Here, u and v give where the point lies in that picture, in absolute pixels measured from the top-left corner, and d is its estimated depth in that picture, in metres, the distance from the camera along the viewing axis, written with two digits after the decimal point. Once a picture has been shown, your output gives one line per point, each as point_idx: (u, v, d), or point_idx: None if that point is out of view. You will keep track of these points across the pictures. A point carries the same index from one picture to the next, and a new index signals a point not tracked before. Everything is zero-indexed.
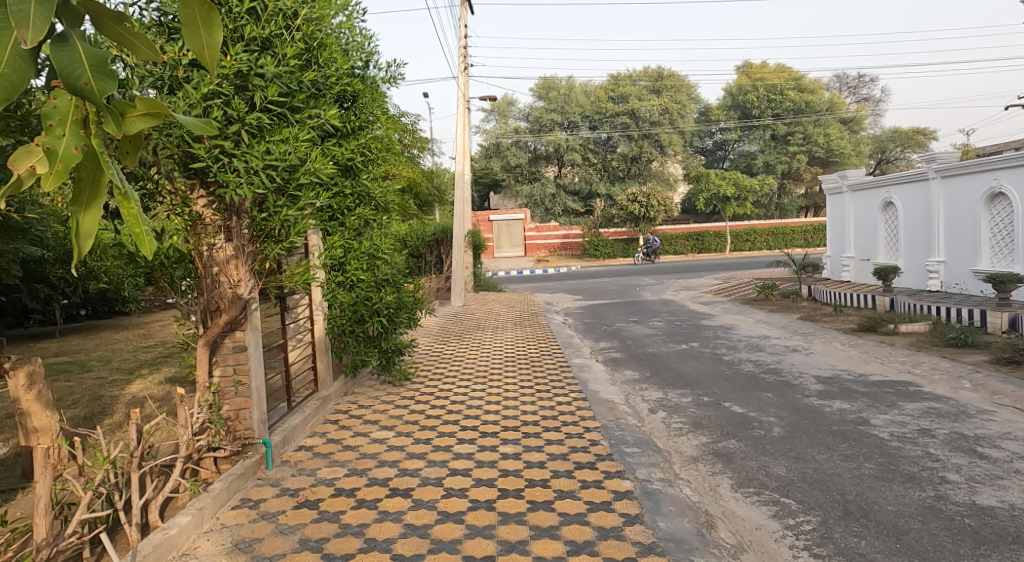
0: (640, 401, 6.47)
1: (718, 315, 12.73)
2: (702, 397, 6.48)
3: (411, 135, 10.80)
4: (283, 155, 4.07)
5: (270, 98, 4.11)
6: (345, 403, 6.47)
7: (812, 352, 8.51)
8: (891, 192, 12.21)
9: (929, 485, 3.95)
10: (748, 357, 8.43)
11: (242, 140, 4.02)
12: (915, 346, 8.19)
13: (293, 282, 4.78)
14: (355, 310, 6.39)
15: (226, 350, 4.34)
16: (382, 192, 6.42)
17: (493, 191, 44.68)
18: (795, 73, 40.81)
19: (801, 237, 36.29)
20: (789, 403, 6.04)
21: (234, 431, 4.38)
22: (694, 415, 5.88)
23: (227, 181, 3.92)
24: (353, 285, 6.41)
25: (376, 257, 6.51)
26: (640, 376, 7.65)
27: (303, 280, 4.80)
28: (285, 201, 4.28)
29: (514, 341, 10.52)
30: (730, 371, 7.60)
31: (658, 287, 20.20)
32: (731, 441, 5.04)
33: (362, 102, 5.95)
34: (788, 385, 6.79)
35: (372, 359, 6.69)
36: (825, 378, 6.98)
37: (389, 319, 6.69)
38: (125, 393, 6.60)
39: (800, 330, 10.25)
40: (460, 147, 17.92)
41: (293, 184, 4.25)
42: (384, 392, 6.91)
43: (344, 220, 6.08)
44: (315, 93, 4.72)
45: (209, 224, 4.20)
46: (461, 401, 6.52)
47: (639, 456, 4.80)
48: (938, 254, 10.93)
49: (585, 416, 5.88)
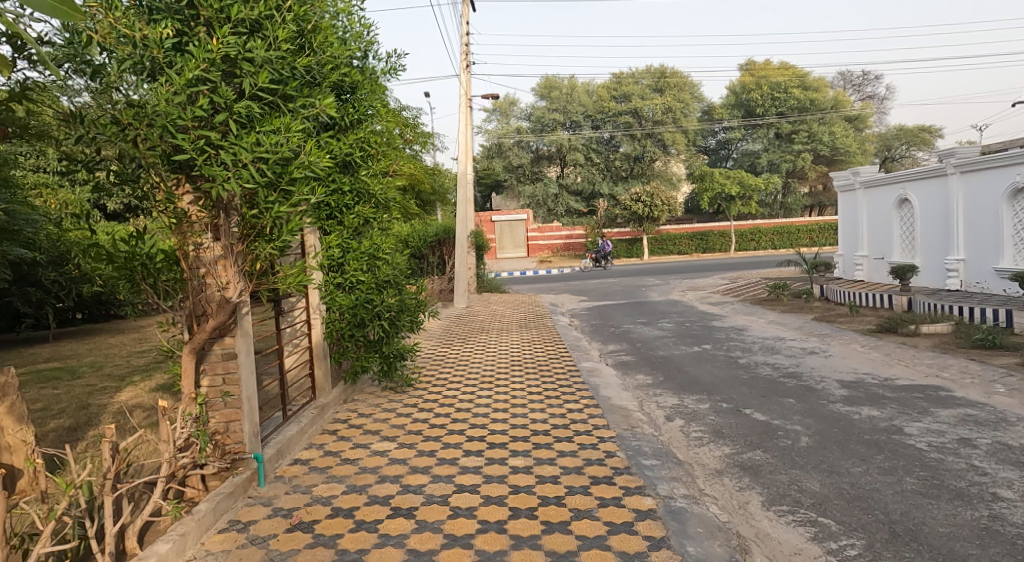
0: (654, 408, 6.13)
1: (729, 317, 12.38)
2: (721, 403, 6.14)
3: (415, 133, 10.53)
4: (275, 147, 3.71)
5: (261, 85, 3.76)
6: (344, 411, 6.09)
7: (831, 355, 8.18)
8: (907, 188, 11.89)
9: (981, 504, 3.62)
10: (764, 360, 8.09)
11: (230, 130, 3.70)
12: (939, 348, 7.85)
13: (287, 285, 4.40)
14: (354, 313, 6.06)
15: (214, 358, 4.02)
16: (381, 188, 6.08)
17: (494, 191, 44.47)
18: (799, 72, 40.72)
19: (807, 236, 35.98)
20: (813, 410, 5.69)
21: (222, 446, 4.04)
22: (714, 423, 5.55)
23: (213, 175, 3.59)
24: (354, 286, 6.09)
25: (374, 258, 6.19)
26: (653, 380, 7.33)
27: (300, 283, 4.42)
28: (277, 197, 3.91)
29: (520, 344, 10.20)
30: (747, 375, 7.26)
31: (664, 287, 19.93)
32: (757, 452, 4.71)
33: (356, 83, 5.61)
34: (811, 390, 6.45)
35: (372, 364, 6.35)
36: (849, 382, 6.64)
37: (392, 323, 6.37)
38: (115, 400, 6.33)
39: (815, 331, 9.92)
40: (461, 146, 17.64)
41: (286, 179, 3.91)
42: (385, 400, 6.57)
43: (342, 219, 5.94)
44: (310, 81, 4.36)
45: (195, 221, 3.90)
46: (467, 409, 6.16)
47: (660, 469, 4.46)
48: (957, 252, 10.58)
49: (599, 424, 5.54)
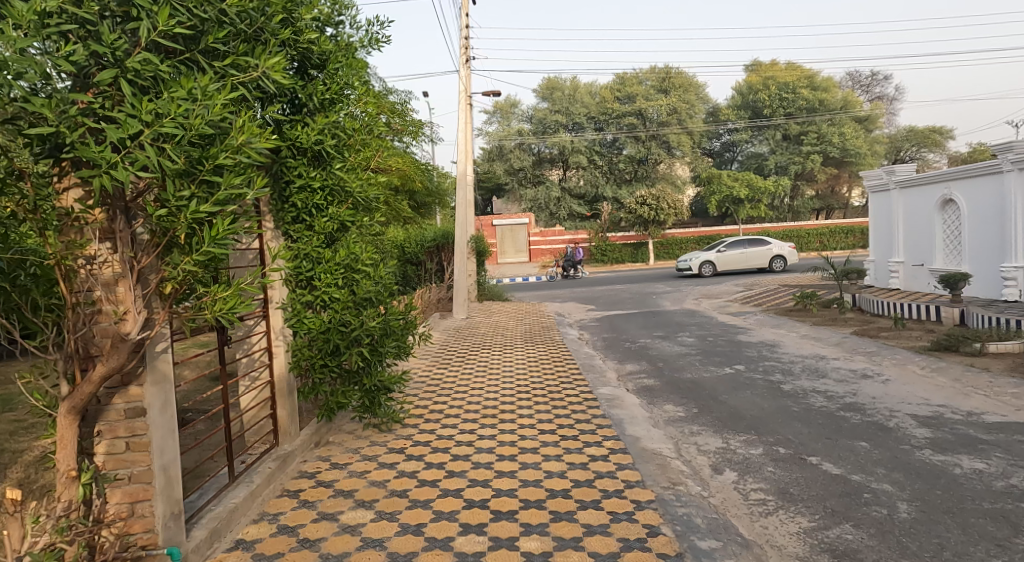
0: (695, 454, 5.00)
1: (755, 330, 11.27)
2: (777, 448, 5.01)
3: (411, 128, 9.41)
4: (187, 119, 2.54)
5: (167, 31, 2.61)
6: (313, 461, 4.90)
7: (890, 380, 7.06)
8: (952, 188, 10.79)
9: None
10: (812, 385, 6.97)
11: (122, 96, 2.56)
12: (1019, 372, 6.72)
13: (212, 317, 3.04)
14: (326, 338, 4.92)
15: (114, 416, 2.90)
16: (359, 184, 4.97)
17: (495, 195, 43.49)
18: (807, 72, 39.85)
19: (817, 241, 34.99)
20: (898, 460, 4.56)
21: (125, 537, 2.93)
22: (776, 478, 4.43)
23: (93, 160, 2.45)
24: (327, 305, 4.98)
25: (351, 270, 5.05)
26: (686, 413, 6.20)
27: (232, 314, 3.06)
28: (195, 191, 2.73)
29: (526, 364, 9.08)
30: (799, 407, 6.13)
31: (676, 295, 18.85)
32: (845, 528, 3.59)
33: (322, 48, 4.49)
34: (883, 429, 5.31)
35: (350, 401, 5.19)
36: (927, 418, 5.50)
37: (372, 349, 5.17)
38: (37, 445, 5.20)
39: (860, 349, 8.80)
40: (461, 145, 16.58)
41: (208, 166, 2.71)
42: (366, 442, 5.41)
43: (311, 222, 4.90)
44: (252, 35, 3.20)
45: (87, 226, 2.78)
46: (467, 456, 5.02)
47: (722, 557, 3.33)
48: (1014, 258, 9.48)
49: (631, 481, 4.41)
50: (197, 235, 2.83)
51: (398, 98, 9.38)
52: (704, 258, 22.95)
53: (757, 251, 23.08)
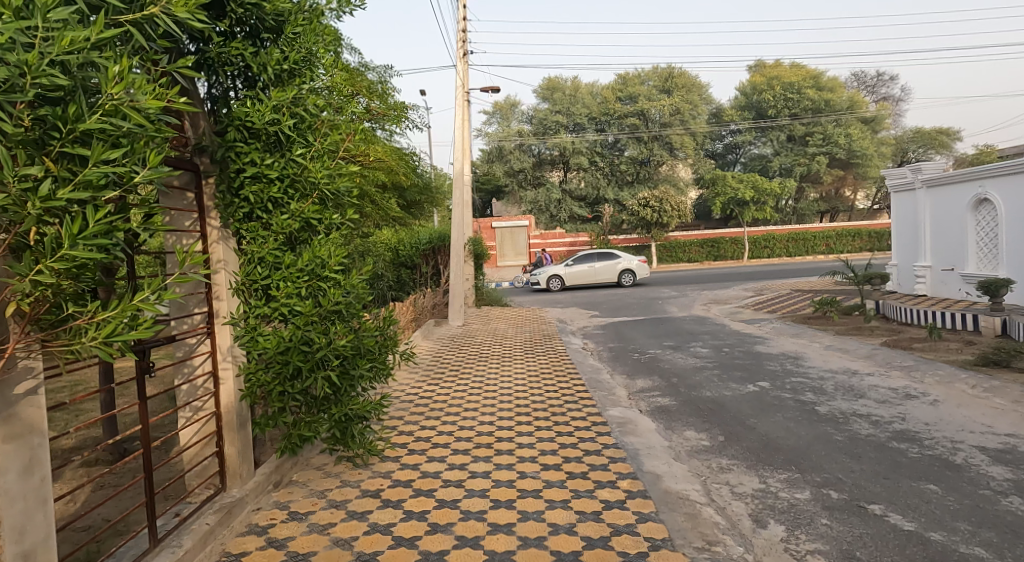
0: (730, 500, 4.16)
1: (774, 340, 10.44)
2: (827, 492, 4.18)
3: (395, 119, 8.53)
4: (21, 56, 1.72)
5: None
6: (268, 509, 4.04)
7: (940, 400, 6.22)
8: (986, 186, 9.97)
9: None
10: (852, 408, 6.14)
11: None
12: None
13: (88, 346, 2.16)
14: (285, 360, 4.03)
15: None
16: (327, 173, 4.11)
17: (494, 197, 42.71)
18: (812, 72, 39.16)
19: (823, 244, 34.20)
20: (983, 511, 3.72)
21: None
22: (834, 535, 3.60)
23: None
24: (288, 320, 4.10)
25: (316, 277, 4.18)
26: (712, 442, 5.36)
27: (113, 342, 2.18)
28: (49, 168, 1.90)
29: (526, 378, 8.24)
30: (842, 436, 5.30)
31: (683, 300, 18.05)
32: None
33: (276, 5, 3.64)
34: (951, 465, 4.48)
35: (317, 434, 4.33)
36: (999, 452, 4.68)
37: (343, 373, 4.29)
38: None
39: (895, 363, 7.97)
40: (458, 142, 15.79)
41: (69, 133, 1.91)
42: (337, 481, 4.56)
43: (268, 219, 4.05)
44: None
45: None
46: (456, 502, 4.17)
47: None
48: None
49: (657, 540, 3.56)
50: (57, 230, 1.96)
51: (380, 81, 8.46)
52: (550, 271, 23.07)
53: (606, 264, 23.12)
